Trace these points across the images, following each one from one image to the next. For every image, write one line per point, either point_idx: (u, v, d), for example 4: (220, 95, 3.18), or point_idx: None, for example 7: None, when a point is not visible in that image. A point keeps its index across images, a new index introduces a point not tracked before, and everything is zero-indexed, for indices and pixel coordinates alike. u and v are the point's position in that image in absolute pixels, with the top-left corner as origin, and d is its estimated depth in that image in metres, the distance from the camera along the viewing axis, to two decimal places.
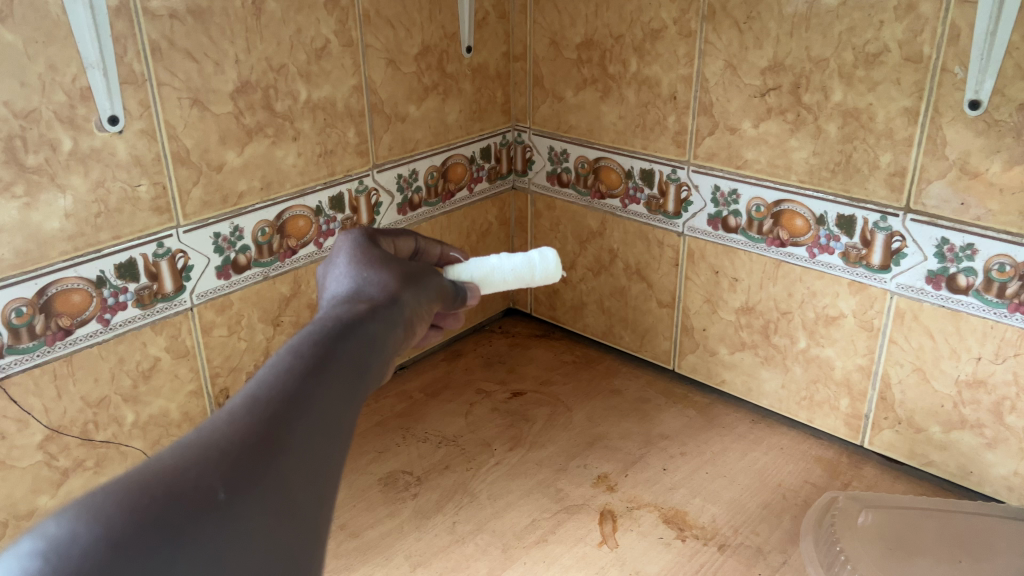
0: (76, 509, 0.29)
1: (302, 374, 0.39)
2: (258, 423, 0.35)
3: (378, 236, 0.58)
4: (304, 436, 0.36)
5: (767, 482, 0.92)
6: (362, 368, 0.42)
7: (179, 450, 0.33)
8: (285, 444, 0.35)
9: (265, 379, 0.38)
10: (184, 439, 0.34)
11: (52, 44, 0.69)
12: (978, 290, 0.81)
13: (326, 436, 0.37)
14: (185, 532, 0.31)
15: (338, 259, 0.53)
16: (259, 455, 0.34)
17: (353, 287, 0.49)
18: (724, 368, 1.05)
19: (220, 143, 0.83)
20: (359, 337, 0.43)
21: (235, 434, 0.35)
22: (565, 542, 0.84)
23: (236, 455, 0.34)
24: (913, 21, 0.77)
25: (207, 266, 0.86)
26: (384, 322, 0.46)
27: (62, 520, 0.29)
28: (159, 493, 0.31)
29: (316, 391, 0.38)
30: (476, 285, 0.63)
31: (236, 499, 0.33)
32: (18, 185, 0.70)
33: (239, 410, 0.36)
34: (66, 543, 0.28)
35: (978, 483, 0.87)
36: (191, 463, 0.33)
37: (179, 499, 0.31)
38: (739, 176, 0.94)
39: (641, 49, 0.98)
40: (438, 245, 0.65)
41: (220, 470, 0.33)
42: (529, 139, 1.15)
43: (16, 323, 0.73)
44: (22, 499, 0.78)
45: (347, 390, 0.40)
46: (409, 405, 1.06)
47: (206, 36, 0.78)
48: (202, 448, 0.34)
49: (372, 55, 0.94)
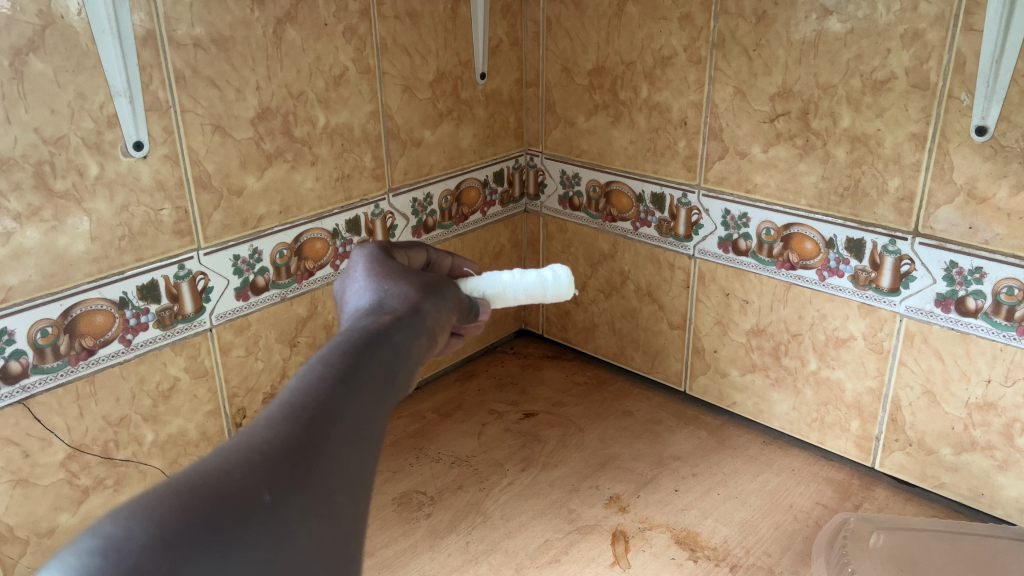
0: (130, 508, 0.29)
1: (335, 381, 0.38)
2: (296, 427, 0.35)
3: (391, 248, 0.58)
4: (340, 442, 0.36)
5: (778, 503, 0.93)
6: (391, 375, 0.41)
7: (222, 454, 0.33)
8: (323, 449, 0.35)
9: (299, 386, 0.37)
10: (225, 443, 0.33)
11: (81, 73, 0.71)
12: (987, 313, 0.82)
13: (360, 442, 0.37)
14: (232, 533, 0.30)
15: (356, 273, 0.52)
16: (300, 459, 0.34)
17: (375, 299, 0.48)
18: (735, 390, 1.06)
19: (240, 168, 0.85)
20: (386, 346, 0.42)
21: (276, 439, 0.34)
22: (577, 562, 0.85)
23: (278, 458, 0.33)
24: (919, 49, 0.78)
25: (226, 287, 0.88)
26: (409, 332, 0.45)
27: (118, 518, 0.28)
28: (206, 495, 0.30)
29: (351, 398, 0.37)
30: (487, 300, 0.62)
31: (279, 501, 0.32)
32: (46, 210, 0.72)
33: (278, 416, 0.35)
34: (123, 541, 0.28)
35: (990, 505, 0.88)
36: (235, 466, 0.32)
37: (226, 501, 0.31)
38: (748, 201, 0.96)
39: (652, 76, 1.00)
40: (449, 256, 0.65)
41: (264, 472, 0.32)
42: (541, 163, 1.17)
43: (41, 343, 0.75)
44: (44, 517, 0.79)
45: (379, 398, 0.39)
46: (423, 425, 1.07)
47: (229, 64, 0.81)
48: (245, 451, 0.33)
49: (388, 82, 0.96)
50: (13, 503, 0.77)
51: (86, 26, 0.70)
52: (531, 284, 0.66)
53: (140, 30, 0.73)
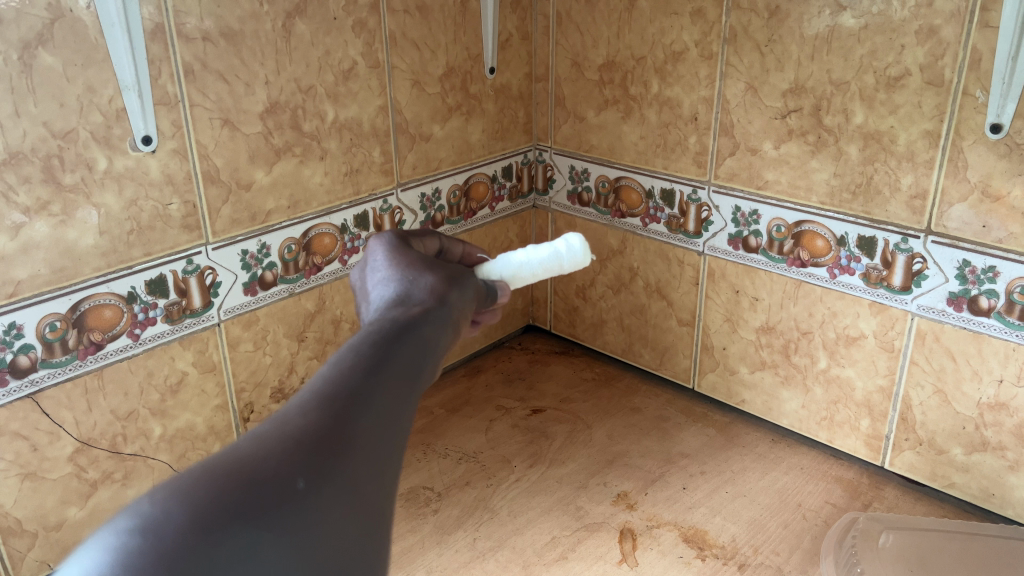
0: (166, 491, 0.28)
1: (366, 369, 0.37)
2: (329, 414, 0.34)
3: (409, 239, 0.57)
4: (371, 429, 0.35)
5: (787, 501, 0.93)
6: (420, 365, 0.40)
7: (256, 438, 0.32)
8: (356, 436, 0.34)
9: (331, 372, 0.36)
10: (258, 428, 0.33)
11: (90, 67, 0.71)
12: (1000, 312, 0.81)
13: (390, 433, 0.36)
14: (267, 520, 0.29)
15: (379, 263, 0.52)
16: (333, 447, 0.33)
17: (399, 288, 0.48)
18: (744, 388, 1.05)
19: (249, 162, 0.84)
20: (414, 337, 0.41)
21: (309, 424, 0.33)
22: (585, 560, 0.85)
23: (312, 445, 0.32)
24: (934, 46, 0.77)
25: (234, 282, 0.88)
26: (434, 323, 0.44)
27: (153, 502, 0.28)
28: (241, 481, 0.30)
29: (381, 386, 0.37)
30: (505, 284, 0.61)
31: (312, 489, 0.31)
32: (55, 204, 0.72)
33: (309, 402, 0.34)
34: (159, 525, 0.27)
35: (1000, 505, 0.87)
36: (269, 451, 0.31)
37: (260, 487, 0.30)
38: (759, 198, 0.95)
39: (663, 71, 0.99)
40: (451, 242, 0.63)
41: (297, 458, 0.31)
42: (550, 158, 1.16)
43: (49, 337, 0.75)
44: (52, 511, 0.79)
45: (409, 387, 0.38)
46: (430, 420, 1.07)
47: (238, 58, 0.80)
48: (279, 436, 0.32)
49: (397, 76, 0.96)
50: (22, 497, 0.77)
51: (95, 20, 0.70)
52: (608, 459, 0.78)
53: (149, 23, 0.73)
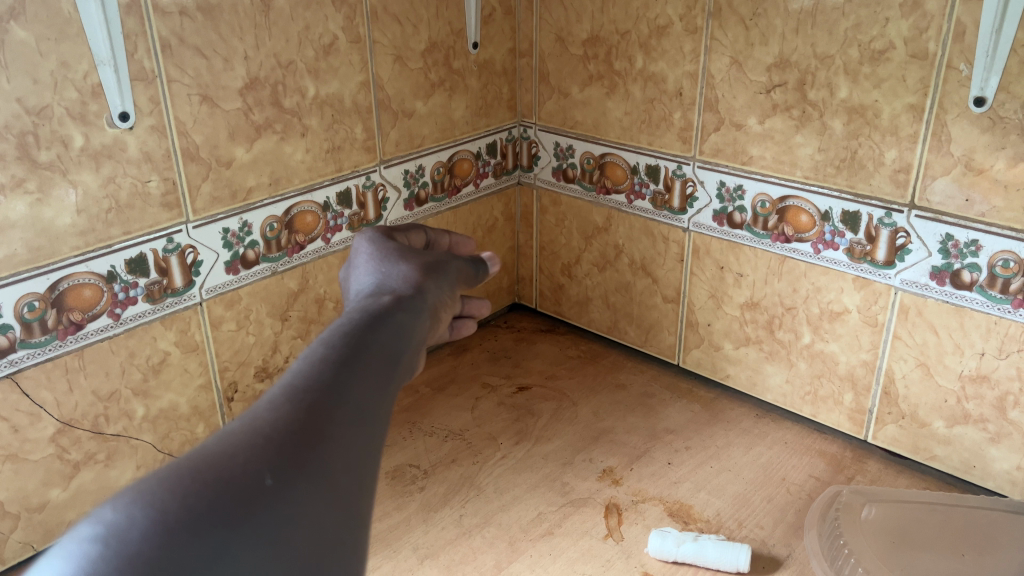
0: (131, 493, 0.28)
1: (337, 363, 0.36)
2: (298, 410, 0.33)
3: (392, 232, 0.57)
4: (345, 422, 0.34)
5: (771, 476, 0.93)
6: (394, 355, 0.40)
7: (224, 437, 0.31)
8: (328, 431, 0.33)
9: (300, 369, 0.36)
10: (227, 428, 0.32)
11: (63, 42, 0.69)
12: (982, 286, 0.81)
13: (365, 424, 0.35)
14: (237, 519, 0.29)
15: (358, 257, 0.51)
16: (304, 441, 0.32)
17: (376, 280, 0.48)
18: (729, 363, 1.06)
19: (229, 139, 0.83)
20: (388, 327, 0.41)
21: (278, 421, 0.32)
22: (571, 535, 0.85)
23: (281, 441, 0.32)
24: (919, 19, 0.77)
25: (216, 261, 0.87)
26: (410, 311, 0.44)
27: (118, 504, 0.27)
28: (209, 480, 0.29)
29: (353, 379, 0.36)
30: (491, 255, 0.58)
31: (283, 485, 0.31)
32: (30, 181, 0.71)
33: (278, 399, 0.34)
34: (125, 529, 0.26)
35: (981, 477, 0.88)
36: (238, 449, 0.31)
37: (229, 486, 0.29)
38: (744, 173, 0.95)
39: (647, 46, 0.98)
40: (447, 235, 0.62)
41: (266, 454, 0.31)
42: (534, 135, 1.15)
43: (27, 317, 0.74)
44: (35, 492, 0.79)
45: (384, 378, 0.38)
46: (416, 399, 1.07)
47: (216, 32, 0.79)
48: (248, 434, 0.31)
49: (379, 51, 0.94)
50: (3, 478, 0.76)
51: None
52: (671, 530, 0.85)
53: None
